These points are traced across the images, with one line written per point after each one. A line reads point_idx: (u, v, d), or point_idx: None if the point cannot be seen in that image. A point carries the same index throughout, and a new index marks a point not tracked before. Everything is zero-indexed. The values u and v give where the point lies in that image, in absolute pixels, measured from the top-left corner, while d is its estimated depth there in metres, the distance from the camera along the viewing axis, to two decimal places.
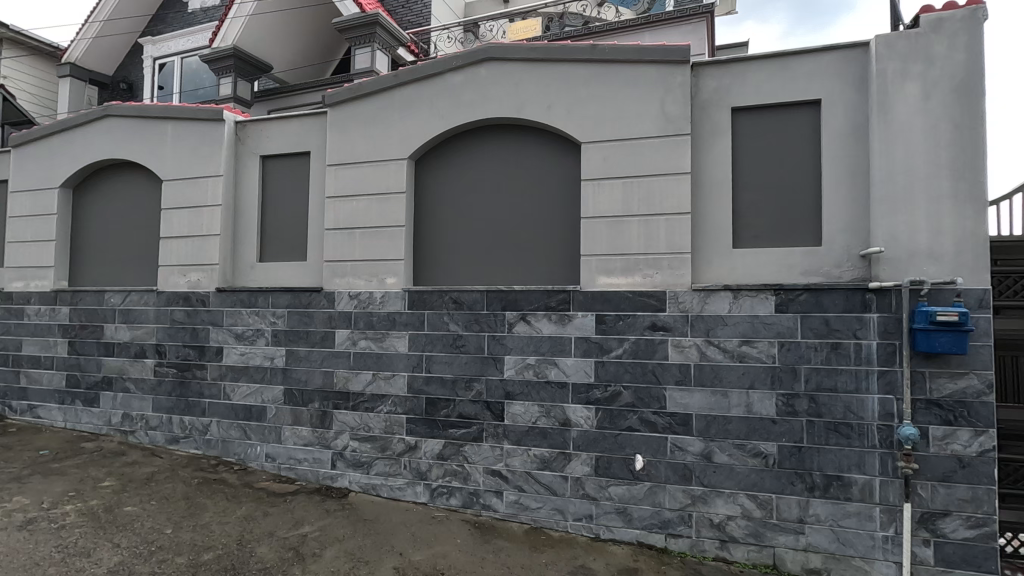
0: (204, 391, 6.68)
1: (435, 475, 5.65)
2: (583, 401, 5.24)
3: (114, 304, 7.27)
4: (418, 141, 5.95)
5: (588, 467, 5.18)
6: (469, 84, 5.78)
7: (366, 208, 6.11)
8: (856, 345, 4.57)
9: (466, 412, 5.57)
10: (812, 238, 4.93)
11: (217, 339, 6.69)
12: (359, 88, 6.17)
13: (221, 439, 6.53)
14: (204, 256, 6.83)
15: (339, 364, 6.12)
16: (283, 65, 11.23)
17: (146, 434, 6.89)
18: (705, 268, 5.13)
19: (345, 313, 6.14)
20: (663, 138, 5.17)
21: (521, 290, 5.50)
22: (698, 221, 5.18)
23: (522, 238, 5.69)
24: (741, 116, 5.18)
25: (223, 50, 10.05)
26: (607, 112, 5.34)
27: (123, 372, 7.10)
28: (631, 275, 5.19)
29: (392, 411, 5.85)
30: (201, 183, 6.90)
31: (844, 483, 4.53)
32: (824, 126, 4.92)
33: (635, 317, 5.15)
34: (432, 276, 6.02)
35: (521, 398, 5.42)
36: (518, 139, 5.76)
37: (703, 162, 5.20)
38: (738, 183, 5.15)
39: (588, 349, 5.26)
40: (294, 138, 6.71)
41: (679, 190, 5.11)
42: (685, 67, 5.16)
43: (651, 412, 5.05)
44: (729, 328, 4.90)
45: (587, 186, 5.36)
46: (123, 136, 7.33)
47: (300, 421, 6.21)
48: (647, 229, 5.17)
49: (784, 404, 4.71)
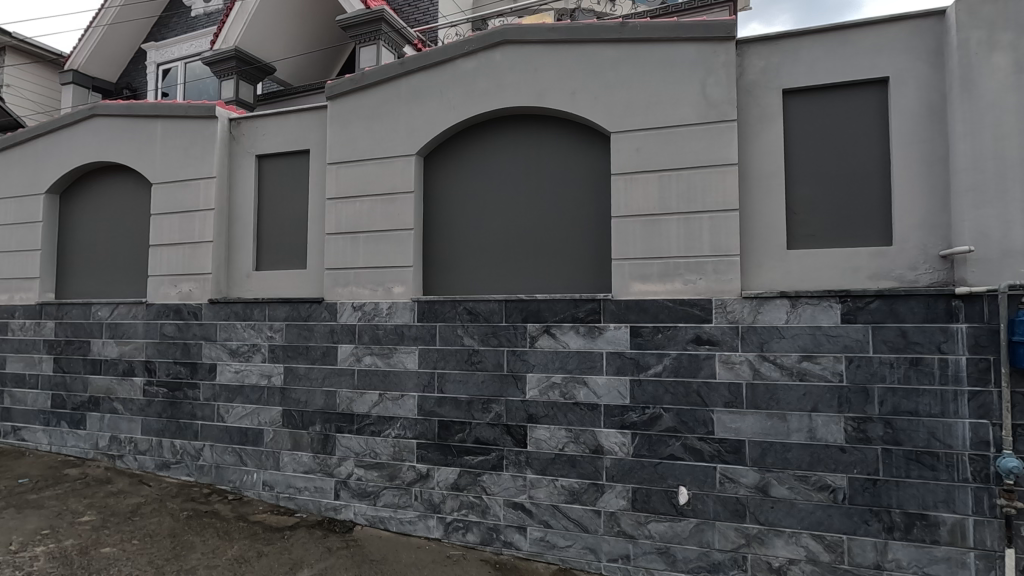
0: (196, 412, 6.12)
1: (450, 508, 5.04)
2: (617, 425, 4.61)
3: (102, 317, 6.73)
4: (427, 135, 5.37)
5: (624, 500, 4.55)
6: (483, 71, 5.19)
7: (371, 210, 5.53)
8: (941, 361, 3.91)
9: (484, 437, 4.97)
10: (882, 236, 4.29)
11: (210, 356, 6.14)
12: (362, 79, 5.61)
13: (215, 465, 5.97)
14: (195, 265, 6.29)
15: (342, 383, 5.53)
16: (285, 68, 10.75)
17: (135, 459, 6.34)
18: (754, 273, 4.50)
19: (348, 326, 5.56)
20: (705, 125, 4.55)
21: (544, 300, 4.89)
22: (746, 220, 4.55)
23: (544, 240, 5.08)
24: (793, 99, 4.55)
25: (224, 51, 9.53)
26: (640, 97, 4.73)
27: (111, 392, 6.55)
28: (671, 281, 4.57)
29: (401, 435, 5.25)
30: (192, 186, 6.37)
31: (930, 523, 3.86)
32: (893, 106, 4.28)
33: (676, 328, 4.52)
34: (445, 283, 5.42)
35: (546, 422, 4.80)
36: (539, 131, 5.17)
37: (751, 152, 4.58)
38: (793, 176, 4.52)
39: (621, 366, 4.63)
40: (292, 135, 6.16)
41: (724, 183, 4.49)
42: (728, 45, 4.55)
43: (697, 438, 4.41)
44: (786, 341, 4.25)
45: (618, 181, 4.74)
46: (111, 137, 6.81)
47: (300, 446, 5.63)
48: (688, 228, 4.55)
49: (855, 430, 4.05)
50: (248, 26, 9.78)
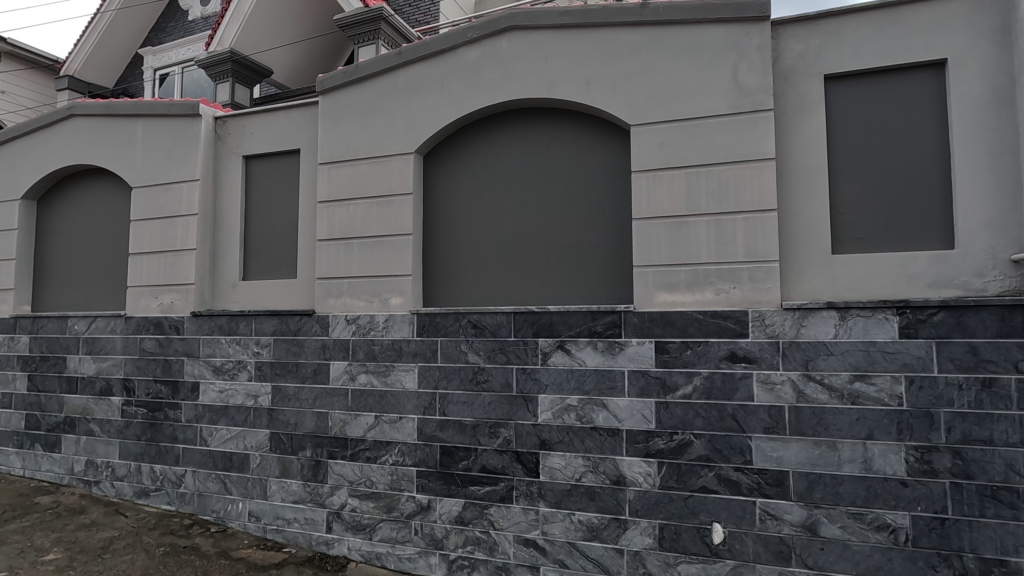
0: (177, 435, 5.63)
1: (453, 544, 4.53)
2: (641, 453, 4.10)
3: (79, 331, 6.26)
4: (426, 131, 4.89)
5: (650, 538, 4.03)
6: (488, 60, 4.73)
7: (366, 214, 5.06)
8: (1018, 382, 3.39)
9: (491, 465, 4.46)
10: (941, 239, 3.78)
11: (193, 374, 5.65)
12: (356, 71, 5.15)
13: (197, 493, 5.48)
14: (178, 274, 5.81)
15: (335, 405, 5.02)
16: (286, 74, 10.40)
17: (112, 485, 5.85)
18: (796, 281, 4.00)
19: (341, 342, 5.07)
20: (736, 115, 4.06)
21: (557, 312, 4.39)
22: (785, 221, 4.05)
23: (557, 246, 4.59)
24: (836, 86, 4.06)
25: (219, 55, 9.01)
26: (663, 86, 4.25)
27: (87, 413, 6.07)
28: (700, 290, 4.07)
29: (399, 462, 4.75)
30: (174, 190, 5.91)
31: (1010, 570, 3.33)
32: (953, 92, 3.78)
33: (707, 344, 4.01)
34: (448, 294, 4.93)
35: (560, 449, 4.30)
36: (550, 126, 4.69)
37: (789, 146, 4.09)
38: (837, 171, 4.03)
39: (646, 386, 4.13)
40: (282, 133, 5.70)
41: (760, 180, 4.00)
42: (763, 26, 4.07)
43: (733, 468, 3.88)
44: (835, 359, 3.73)
45: (639, 179, 4.26)
46: (89, 139, 6.37)
47: (290, 473, 5.13)
48: (720, 231, 4.06)
49: (918, 461, 3.53)
50: (243, 29, 9.41)
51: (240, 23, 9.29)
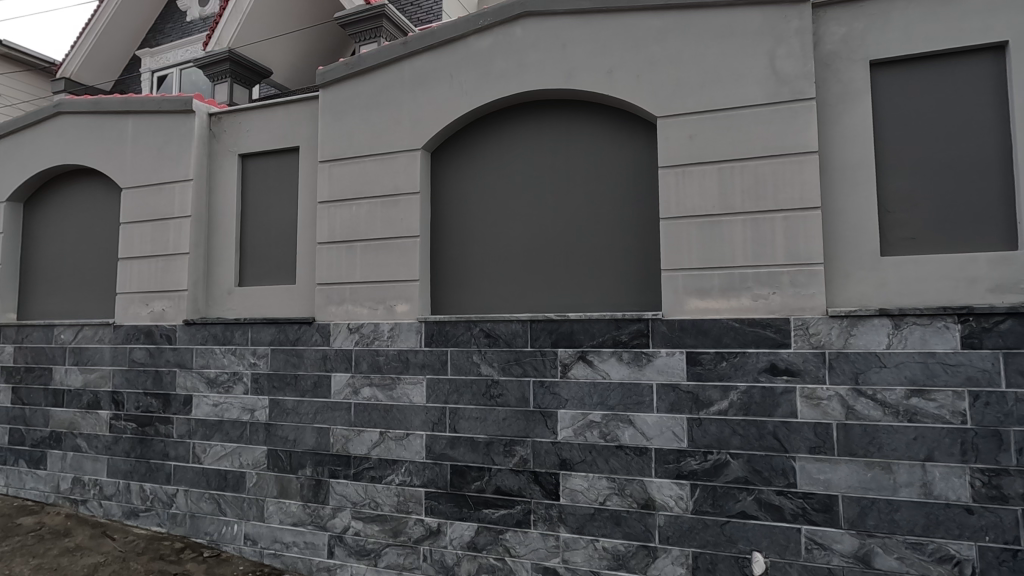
0: (169, 452, 5.28)
1: (465, 572, 4.18)
2: (671, 474, 3.75)
3: (65, 341, 5.92)
4: (434, 125, 4.56)
5: (682, 568, 3.67)
6: (500, 49, 4.40)
7: (370, 215, 4.72)
8: None
9: (507, 487, 4.11)
10: (1003, 239, 3.44)
11: (185, 386, 5.30)
12: (358, 63, 4.83)
13: (190, 514, 5.13)
14: (169, 280, 5.47)
15: (337, 420, 4.67)
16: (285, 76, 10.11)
17: (100, 505, 5.50)
18: (842, 285, 3.66)
19: (343, 352, 4.73)
20: (774, 105, 3.73)
21: (578, 320, 4.04)
22: (828, 220, 3.72)
23: (577, 248, 4.25)
24: (882, 73, 3.73)
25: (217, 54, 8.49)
26: (692, 74, 3.92)
27: (74, 428, 5.72)
28: (736, 296, 3.72)
29: (406, 482, 4.41)
30: (166, 192, 5.57)
31: None
32: (1014, 77, 3.45)
33: (744, 356, 3.66)
34: (458, 301, 4.58)
35: (582, 469, 3.95)
36: (568, 120, 4.36)
37: (831, 139, 3.76)
38: (884, 166, 3.69)
39: (677, 402, 3.78)
40: (280, 130, 5.37)
41: (802, 175, 3.65)
42: (802, 8, 3.73)
43: (775, 492, 3.53)
44: (889, 372, 3.39)
45: (667, 176, 3.92)
46: (77, 138, 6.03)
47: (288, 494, 4.78)
48: (757, 232, 3.72)
49: (985, 485, 3.18)
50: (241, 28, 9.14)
51: (237, 24, 9.06)
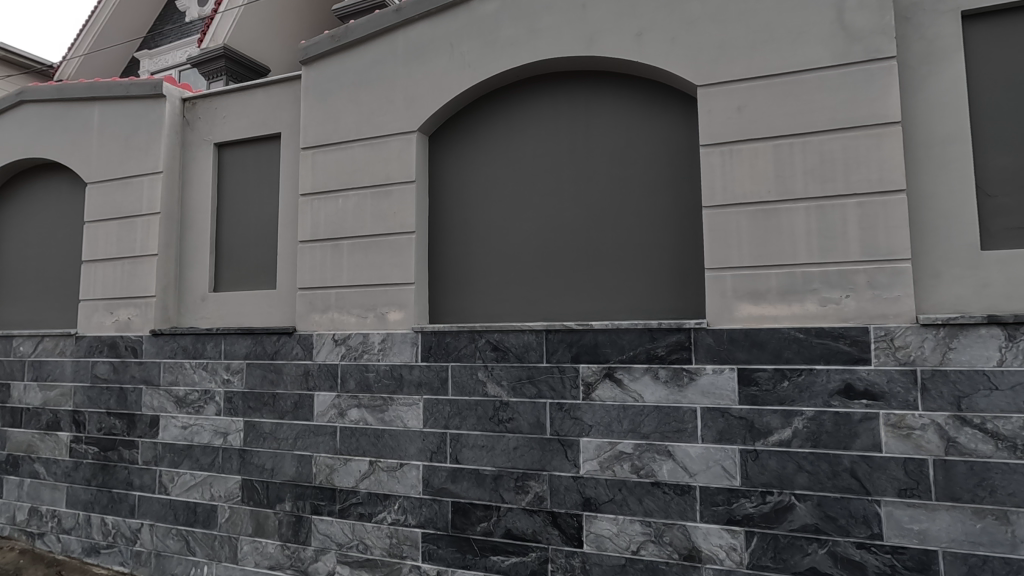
0: (133, 481, 4.65)
1: None
2: (721, 519, 3.05)
3: (24, 354, 5.31)
4: (432, 103, 3.92)
5: None
6: (509, 12, 3.76)
7: (358, 209, 4.08)
8: None
9: (519, 530, 3.43)
10: None
11: (151, 406, 4.66)
12: (345, 35, 4.20)
13: (155, 552, 4.49)
14: (135, 286, 4.85)
15: (320, 447, 4.01)
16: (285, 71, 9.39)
17: (58, 540, 4.87)
18: (932, 288, 2.96)
19: (327, 368, 4.07)
20: (842, 68, 3.06)
21: (603, 329, 3.37)
22: (913, 206, 3.04)
23: (600, 243, 3.58)
24: (976, 27, 3.04)
25: (212, 52, 7.81)
26: (739, 34, 3.25)
27: (31, 451, 5.10)
28: (799, 302, 3.04)
29: (400, 522, 3.74)
30: (134, 186, 4.96)
31: None
32: None
33: (811, 374, 2.97)
34: (460, 307, 3.92)
35: (610, 510, 3.26)
36: (586, 94, 3.71)
37: (913, 109, 3.08)
38: (984, 139, 2.99)
39: (726, 431, 3.09)
40: (259, 114, 4.75)
41: (881, 150, 2.97)
42: None
43: (855, 544, 2.82)
44: (1001, 396, 2.69)
45: (712, 156, 3.26)
46: (40, 129, 5.45)
47: (264, 532, 4.12)
48: (825, 221, 3.03)
49: None
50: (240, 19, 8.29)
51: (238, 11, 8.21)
